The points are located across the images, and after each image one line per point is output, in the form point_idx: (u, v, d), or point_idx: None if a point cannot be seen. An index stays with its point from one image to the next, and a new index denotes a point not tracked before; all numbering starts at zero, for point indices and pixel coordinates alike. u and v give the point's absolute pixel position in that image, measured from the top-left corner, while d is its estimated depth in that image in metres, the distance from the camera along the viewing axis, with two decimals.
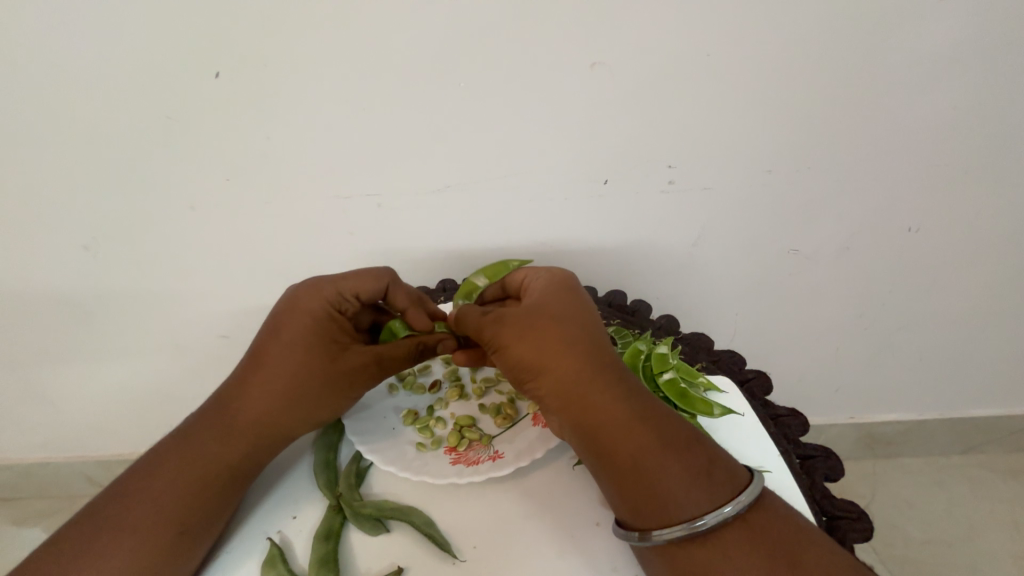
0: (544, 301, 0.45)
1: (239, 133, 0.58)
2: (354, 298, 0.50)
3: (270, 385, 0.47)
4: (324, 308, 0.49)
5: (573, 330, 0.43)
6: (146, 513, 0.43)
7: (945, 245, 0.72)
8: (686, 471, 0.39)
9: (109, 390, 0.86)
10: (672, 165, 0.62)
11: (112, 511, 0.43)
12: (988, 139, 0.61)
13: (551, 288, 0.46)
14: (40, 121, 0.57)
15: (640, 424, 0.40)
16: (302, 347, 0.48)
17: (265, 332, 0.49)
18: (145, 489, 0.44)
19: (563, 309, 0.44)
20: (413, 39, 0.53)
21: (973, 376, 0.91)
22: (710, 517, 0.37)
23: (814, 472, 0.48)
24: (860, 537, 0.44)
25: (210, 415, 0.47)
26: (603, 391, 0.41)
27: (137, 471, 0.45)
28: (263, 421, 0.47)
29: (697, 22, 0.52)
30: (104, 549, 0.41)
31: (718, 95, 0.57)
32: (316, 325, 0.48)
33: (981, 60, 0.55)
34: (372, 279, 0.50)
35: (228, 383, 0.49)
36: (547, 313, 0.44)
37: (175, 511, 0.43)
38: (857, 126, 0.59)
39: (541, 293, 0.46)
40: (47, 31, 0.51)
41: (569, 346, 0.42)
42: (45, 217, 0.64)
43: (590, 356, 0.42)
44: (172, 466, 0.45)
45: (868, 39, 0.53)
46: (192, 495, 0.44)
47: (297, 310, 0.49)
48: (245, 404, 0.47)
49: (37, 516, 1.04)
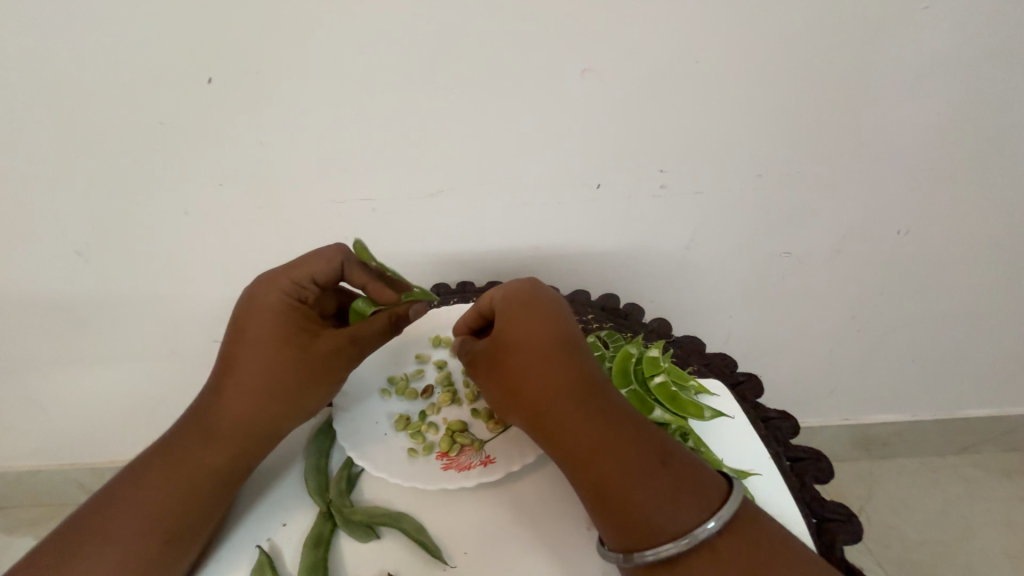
0: (509, 328, 0.45)
1: (232, 140, 0.59)
2: (310, 282, 0.50)
3: (248, 384, 0.48)
4: (282, 298, 0.49)
5: (536, 357, 0.43)
6: (138, 520, 0.44)
7: (937, 247, 0.72)
8: (661, 494, 0.38)
9: (104, 394, 0.87)
10: (663, 169, 0.63)
11: (103, 518, 0.44)
12: (977, 140, 0.62)
13: (514, 311, 0.45)
14: (36, 128, 0.57)
15: (613, 448, 0.40)
16: (268, 341, 0.48)
17: (232, 337, 0.49)
18: (136, 496, 0.45)
19: (528, 335, 0.44)
20: (403, 46, 0.53)
21: (969, 376, 0.92)
22: (694, 535, 0.37)
23: (804, 474, 0.49)
24: (850, 539, 0.45)
25: (196, 423, 0.48)
26: (570, 418, 0.41)
27: (129, 478, 0.46)
28: (248, 426, 0.48)
29: (687, 30, 0.53)
30: (95, 555, 0.42)
31: (709, 99, 0.57)
32: (278, 316, 0.48)
33: (964, 66, 0.56)
34: (324, 260, 0.50)
35: (209, 389, 0.50)
36: (512, 342, 0.44)
37: (165, 519, 0.44)
38: (848, 127, 0.60)
39: (506, 316, 0.45)
40: (44, 40, 0.52)
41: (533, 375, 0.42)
42: (41, 224, 0.65)
43: (556, 381, 0.42)
44: (162, 475, 0.46)
45: (853, 45, 0.54)
46: (182, 503, 0.45)
47: (257, 305, 0.49)
48: (227, 409, 0.48)
49: (28, 523, 1.05)
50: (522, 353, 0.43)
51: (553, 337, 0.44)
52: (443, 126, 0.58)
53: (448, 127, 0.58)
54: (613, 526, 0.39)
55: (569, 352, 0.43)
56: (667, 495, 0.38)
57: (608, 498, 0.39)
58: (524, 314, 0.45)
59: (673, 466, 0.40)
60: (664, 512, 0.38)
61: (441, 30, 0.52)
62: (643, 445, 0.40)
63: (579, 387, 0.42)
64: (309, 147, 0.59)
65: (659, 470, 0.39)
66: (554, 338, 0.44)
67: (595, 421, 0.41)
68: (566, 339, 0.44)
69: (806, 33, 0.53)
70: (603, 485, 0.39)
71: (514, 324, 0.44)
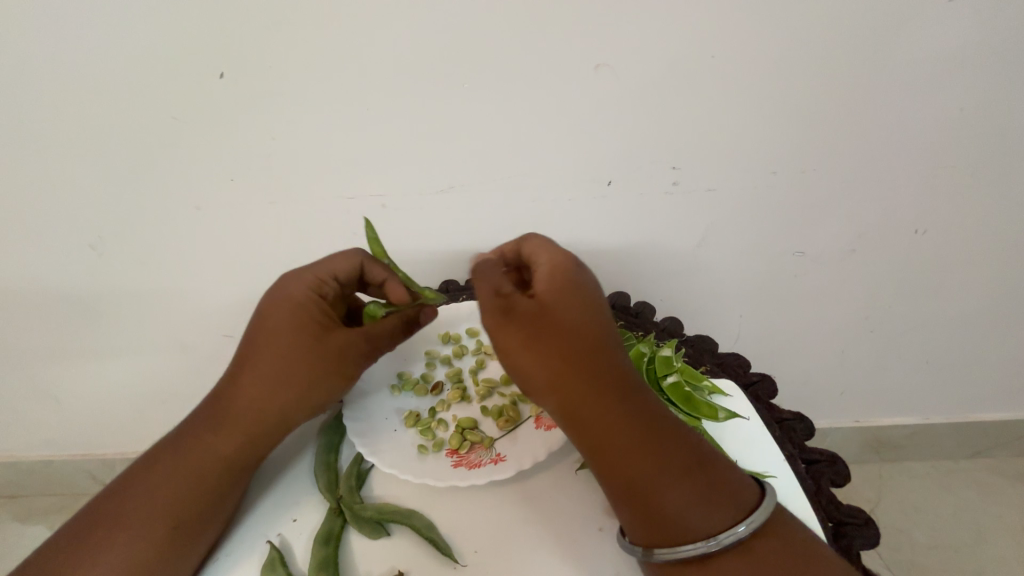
0: (558, 302, 0.41)
1: (242, 135, 0.58)
2: (332, 279, 0.50)
3: (263, 374, 0.48)
4: (305, 292, 0.49)
5: (581, 346, 0.40)
6: (149, 514, 0.44)
7: (954, 247, 0.71)
8: (695, 493, 0.39)
9: (115, 387, 0.88)
10: (676, 166, 0.62)
11: (113, 509, 0.44)
12: (998, 139, 0.60)
13: (562, 284, 0.42)
14: (50, 121, 0.57)
15: (651, 441, 0.39)
16: (288, 333, 0.48)
17: (253, 328, 0.49)
18: (148, 489, 0.45)
19: (577, 312, 0.41)
20: (413, 40, 0.52)
21: (984, 379, 0.90)
22: (726, 536, 0.38)
23: (820, 477, 0.48)
24: (867, 543, 0.44)
25: (208, 414, 0.48)
26: (612, 411, 0.40)
27: (138, 471, 0.46)
28: (257, 420, 0.48)
29: (704, 24, 0.52)
30: (104, 547, 0.43)
31: (725, 93, 0.56)
32: (298, 308, 0.48)
33: (988, 61, 0.55)
34: (346, 259, 0.51)
35: (221, 381, 0.50)
36: (561, 317, 0.41)
37: (176, 513, 0.44)
38: (866, 125, 0.59)
39: (553, 288, 0.41)
40: (57, 32, 0.52)
41: (580, 356, 0.40)
42: (53, 217, 0.65)
43: (602, 365, 0.40)
44: (173, 468, 0.46)
45: (874, 40, 0.53)
46: (194, 496, 0.45)
47: (280, 297, 0.49)
48: (240, 400, 0.48)
49: (41, 513, 1.07)
50: (572, 333, 0.40)
51: (598, 317, 0.42)
52: (453, 122, 0.58)
53: (460, 122, 0.58)
54: (639, 519, 0.39)
55: (611, 333, 0.42)
56: (698, 490, 0.39)
57: (643, 491, 0.39)
58: (575, 289, 0.42)
59: (704, 462, 0.40)
60: (693, 509, 0.39)
61: (453, 24, 0.51)
62: (675, 438, 0.40)
63: (620, 374, 0.41)
64: (320, 143, 0.59)
65: (691, 464, 0.40)
66: (594, 331, 0.41)
67: (636, 410, 0.40)
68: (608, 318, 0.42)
69: (825, 26, 0.52)
70: (640, 477, 0.39)
71: (563, 297, 0.41)
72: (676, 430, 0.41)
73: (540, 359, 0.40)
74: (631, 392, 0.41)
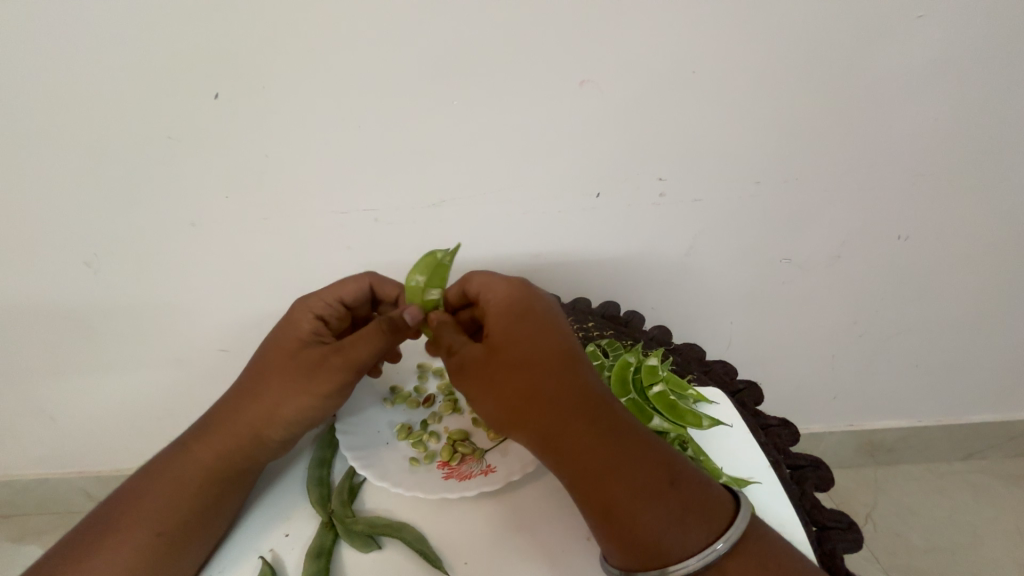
0: (507, 336, 0.43)
1: (240, 153, 0.60)
2: (338, 302, 0.53)
3: (264, 387, 0.50)
4: (309, 318, 0.52)
5: (536, 370, 0.42)
6: (152, 532, 0.46)
7: (939, 252, 0.72)
8: (666, 516, 0.39)
9: (110, 403, 0.88)
10: (662, 178, 0.63)
11: (122, 512, 0.47)
12: (974, 147, 0.62)
13: (510, 317, 0.44)
14: (47, 141, 0.59)
15: (617, 464, 0.40)
16: (287, 357, 0.50)
17: (259, 359, 0.52)
18: (150, 506, 0.47)
19: (527, 342, 0.42)
20: (404, 60, 0.54)
21: (975, 381, 0.91)
22: (699, 556, 0.39)
23: (804, 482, 0.48)
24: (851, 547, 0.44)
25: (208, 431, 0.50)
26: (575, 440, 0.41)
27: (146, 476, 0.49)
28: (254, 430, 0.49)
29: (682, 42, 0.54)
30: (109, 550, 0.45)
31: (707, 105, 0.58)
32: (302, 331, 0.52)
33: (957, 74, 0.57)
34: (353, 284, 0.53)
35: (233, 389, 0.52)
36: (512, 352, 0.42)
37: (179, 530, 0.46)
38: (846, 135, 0.61)
39: (503, 320, 0.44)
40: (55, 57, 0.53)
41: (543, 387, 0.41)
42: (50, 236, 0.66)
43: (562, 393, 0.41)
44: (174, 485, 0.48)
45: (846, 56, 0.55)
46: (195, 514, 0.47)
47: (287, 324, 0.53)
48: (238, 412, 0.50)
49: (35, 533, 1.06)
50: (524, 364, 0.42)
51: (552, 344, 0.43)
52: (443, 138, 0.59)
53: (451, 137, 0.59)
54: (614, 544, 0.40)
55: (569, 358, 0.43)
56: (666, 509, 0.39)
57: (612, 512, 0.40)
58: (526, 321, 0.44)
59: (671, 483, 0.40)
60: (663, 527, 0.39)
61: (443, 44, 0.53)
62: (644, 460, 0.41)
63: (581, 397, 0.41)
64: (314, 159, 0.60)
65: (660, 485, 0.40)
66: (550, 357, 0.42)
67: (601, 434, 0.41)
68: (562, 338, 0.44)
69: (802, 40, 0.54)
70: (606, 500, 0.40)
71: (513, 329, 0.43)
72: (647, 451, 0.42)
73: (497, 397, 0.41)
74: (595, 414, 0.41)
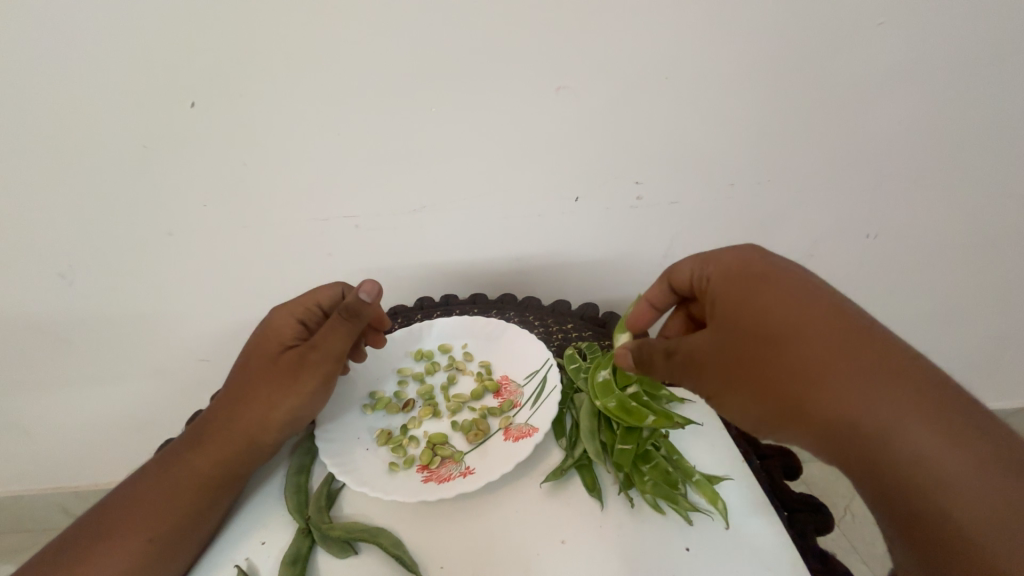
0: (733, 304, 0.39)
1: (216, 161, 0.59)
2: (317, 308, 0.54)
3: (255, 394, 0.51)
4: (290, 325, 0.54)
5: (796, 321, 0.36)
6: (142, 539, 0.45)
7: (905, 250, 0.75)
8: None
9: (87, 415, 0.86)
10: (638, 181, 0.65)
11: (109, 521, 0.46)
12: (935, 149, 0.65)
13: (744, 280, 0.40)
14: (17, 151, 0.58)
15: (901, 433, 0.33)
16: (270, 365, 0.52)
17: (242, 368, 0.54)
18: (141, 513, 0.46)
19: (769, 306, 0.37)
20: (380, 67, 0.54)
21: (942, 373, 0.94)
22: None
23: (772, 470, 0.51)
24: (817, 528, 0.46)
25: (201, 438, 0.51)
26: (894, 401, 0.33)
27: (133, 484, 0.49)
28: (248, 434, 0.50)
29: (655, 48, 0.55)
30: (96, 560, 0.44)
31: (679, 110, 0.59)
32: (283, 339, 0.53)
33: (919, 78, 0.59)
34: (330, 289, 0.55)
35: (221, 397, 0.53)
36: (745, 323, 0.38)
37: (171, 536, 0.45)
38: (813, 138, 0.63)
39: (731, 285, 0.40)
40: (25, 65, 0.53)
41: (834, 336, 0.35)
42: (22, 248, 0.65)
43: (818, 354, 0.35)
44: (166, 492, 0.47)
45: (812, 62, 0.57)
46: (186, 520, 0.46)
47: (268, 331, 0.54)
48: (230, 418, 0.51)
49: (10, 552, 1.03)
50: (762, 335, 0.37)
51: (809, 304, 0.37)
52: (422, 144, 0.60)
53: (428, 143, 0.60)
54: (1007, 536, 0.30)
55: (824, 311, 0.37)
56: (997, 492, 0.31)
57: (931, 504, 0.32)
58: (755, 287, 0.39)
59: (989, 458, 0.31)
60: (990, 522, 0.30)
61: (418, 53, 0.54)
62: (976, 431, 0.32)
63: (849, 352, 0.35)
64: (293, 166, 0.60)
65: (991, 463, 0.31)
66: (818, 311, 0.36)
67: (883, 398, 0.33)
68: (810, 293, 0.38)
69: (768, 47, 0.56)
70: (929, 489, 0.32)
71: (745, 292, 0.39)
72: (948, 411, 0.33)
73: (736, 353, 0.38)
74: (872, 368, 0.34)
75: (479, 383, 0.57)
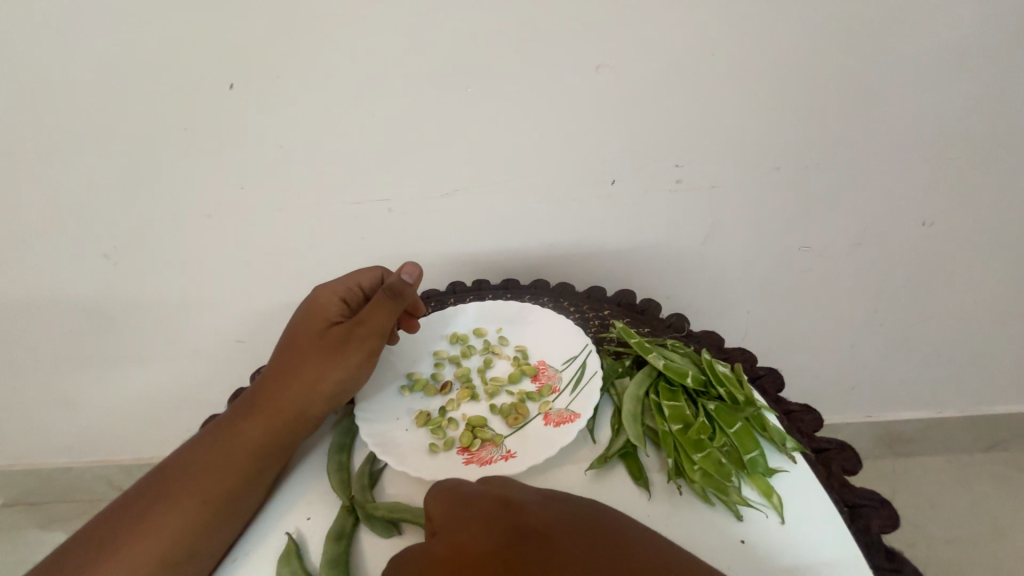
0: None
1: (252, 142, 0.60)
2: (357, 289, 0.55)
3: (302, 369, 0.52)
4: (333, 304, 0.54)
5: None
6: (196, 501, 0.46)
7: (962, 237, 0.70)
8: None
9: (129, 392, 0.89)
10: (678, 164, 0.62)
11: (166, 481, 0.48)
12: (1000, 128, 0.60)
13: None
14: (64, 132, 0.59)
15: None
16: (317, 342, 0.53)
17: (286, 343, 0.55)
18: (196, 477, 0.48)
19: None
20: (413, 44, 0.53)
21: (995, 371, 0.89)
22: None
23: (830, 463, 0.48)
24: (887, 524, 0.44)
25: (252, 408, 0.52)
26: None
27: (189, 449, 0.51)
28: (294, 408, 0.51)
29: (701, 22, 0.52)
30: (154, 518, 0.45)
31: (723, 90, 0.56)
32: (327, 318, 0.54)
33: (987, 51, 0.55)
34: (369, 271, 0.55)
35: (267, 372, 0.54)
36: None
37: (221, 501, 0.46)
38: (869, 117, 0.59)
39: None
40: (71, 46, 0.53)
41: None
42: (70, 228, 0.67)
43: None
44: (218, 460, 0.49)
45: (870, 34, 0.53)
46: (237, 486, 0.47)
47: (311, 309, 0.54)
48: (277, 392, 0.52)
49: (59, 519, 1.09)
50: None
51: None
52: (456, 125, 0.59)
53: (463, 123, 0.59)
54: None
55: None
56: None
57: None
58: None
59: None
60: None
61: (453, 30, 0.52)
62: None
63: None
64: (326, 148, 0.60)
65: None
66: None
67: None
68: None
69: (822, 18, 0.52)
70: None
71: None
72: None
73: None
74: None
75: (517, 367, 0.56)
